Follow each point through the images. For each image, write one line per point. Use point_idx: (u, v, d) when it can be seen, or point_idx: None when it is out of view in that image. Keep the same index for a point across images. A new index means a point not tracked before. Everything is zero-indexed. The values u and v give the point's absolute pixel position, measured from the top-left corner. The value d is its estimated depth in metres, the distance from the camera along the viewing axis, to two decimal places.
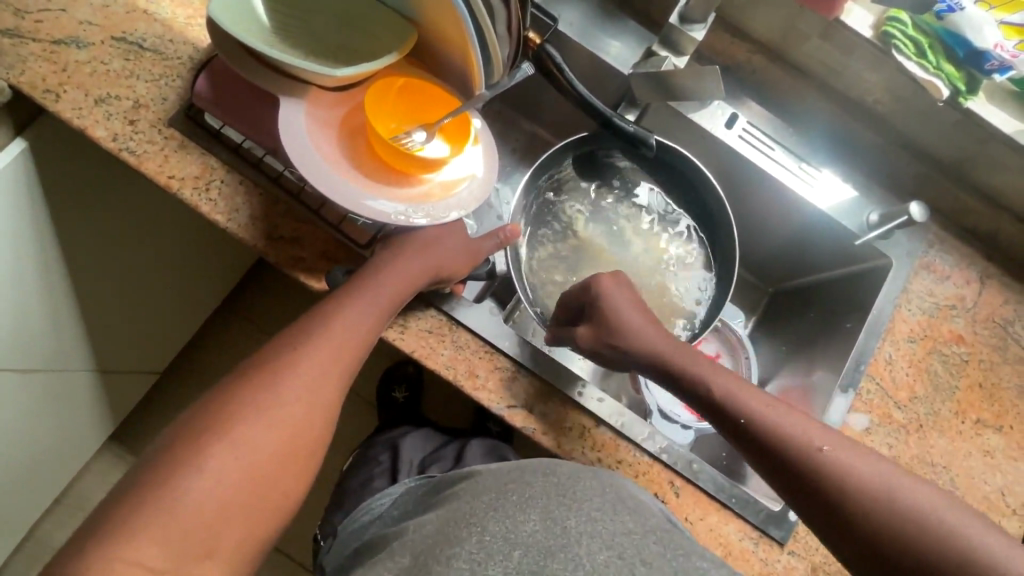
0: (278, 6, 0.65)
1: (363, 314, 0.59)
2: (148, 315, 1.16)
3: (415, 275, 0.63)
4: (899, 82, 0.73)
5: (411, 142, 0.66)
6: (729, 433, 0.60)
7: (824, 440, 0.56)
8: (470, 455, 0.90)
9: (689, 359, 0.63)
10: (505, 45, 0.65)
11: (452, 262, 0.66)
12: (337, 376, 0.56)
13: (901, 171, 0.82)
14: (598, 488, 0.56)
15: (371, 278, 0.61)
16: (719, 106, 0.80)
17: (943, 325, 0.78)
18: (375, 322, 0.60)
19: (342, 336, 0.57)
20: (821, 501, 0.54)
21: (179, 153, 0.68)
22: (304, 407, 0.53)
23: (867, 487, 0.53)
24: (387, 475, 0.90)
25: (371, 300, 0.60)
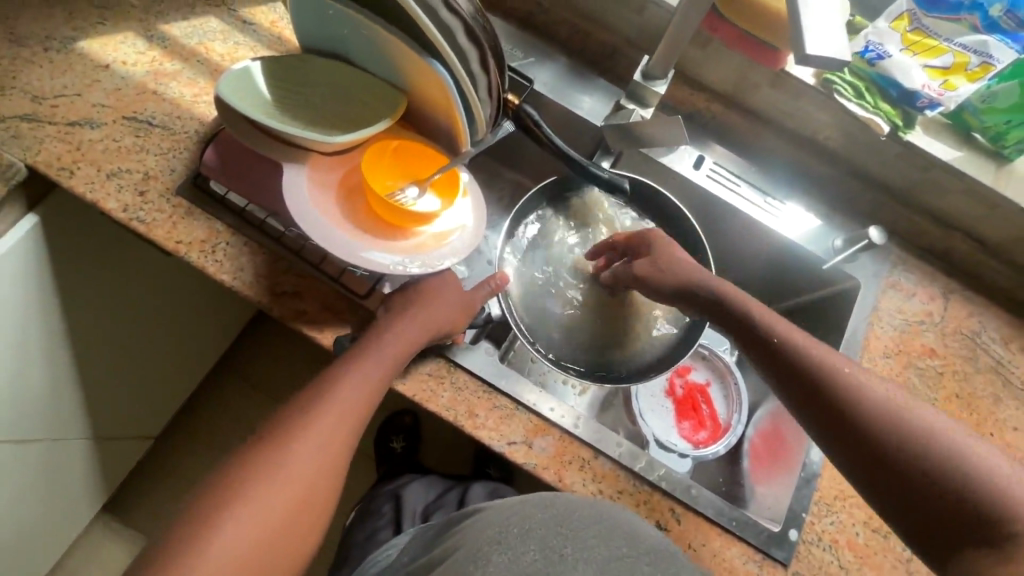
0: (279, 84, 0.72)
1: (367, 373, 0.61)
2: (149, 376, 1.17)
3: (411, 333, 0.65)
4: (845, 121, 0.80)
5: (405, 197, 0.71)
6: (755, 350, 0.64)
7: (848, 367, 0.59)
8: (471, 499, 0.91)
9: (733, 293, 0.69)
10: (488, 107, 0.72)
11: (451, 313, 0.69)
12: (343, 433, 0.58)
13: (858, 200, 0.88)
14: (593, 515, 0.57)
15: (375, 340, 0.64)
16: (686, 149, 0.87)
17: (915, 340, 0.83)
18: (381, 381, 0.62)
19: (350, 395, 0.59)
20: (830, 410, 0.57)
21: (186, 219, 0.72)
22: (317, 466, 0.55)
23: (877, 403, 0.55)
24: (392, 524, 0.89)
25: (378, 359, 0.63)
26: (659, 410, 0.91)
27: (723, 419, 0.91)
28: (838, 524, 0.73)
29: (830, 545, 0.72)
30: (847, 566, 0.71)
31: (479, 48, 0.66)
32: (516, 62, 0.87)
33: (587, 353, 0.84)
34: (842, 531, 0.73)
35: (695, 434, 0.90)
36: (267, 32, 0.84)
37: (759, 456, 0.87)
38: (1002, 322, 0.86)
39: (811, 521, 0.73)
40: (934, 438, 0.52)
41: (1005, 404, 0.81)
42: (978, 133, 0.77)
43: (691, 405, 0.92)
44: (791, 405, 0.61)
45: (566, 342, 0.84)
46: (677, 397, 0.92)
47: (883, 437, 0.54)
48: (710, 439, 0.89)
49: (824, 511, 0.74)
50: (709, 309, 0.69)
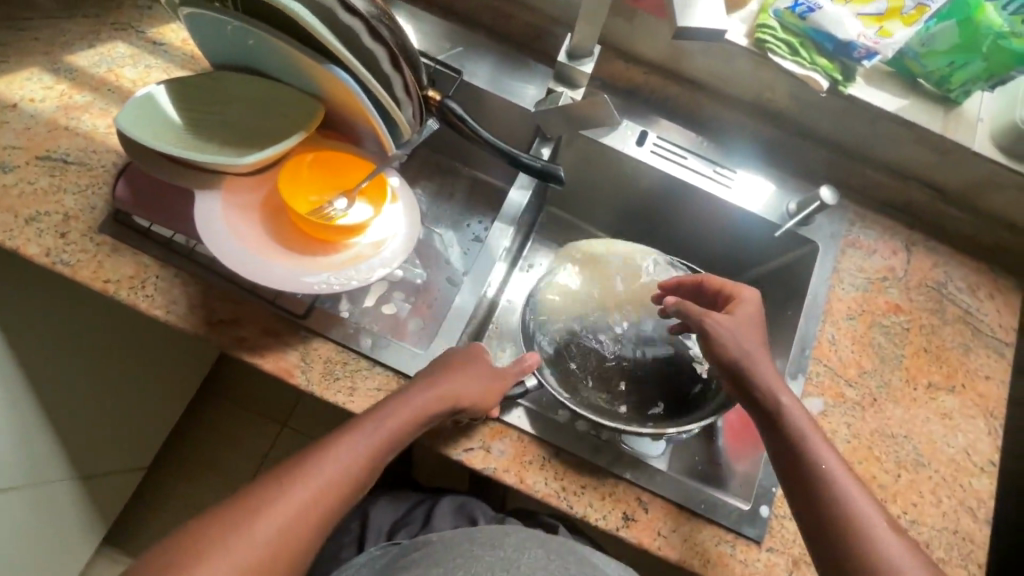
0: (184, 107, 0.68)
1: (376, 437, 0.62)
2: (126, 412, 1.17)
3: (433, 410, 0.64)
4: (784, 81, 0.77)
5: (334, 210, 0.69)
6: (771, 438, 0.63)
7: (860, 499, 0.59)
8: (438, 519, 0.80)
9: (777, 389, 0.63)
10: (407, 105, 0.69)
11: (471, 389, 0.66)
12: (338, 486, 0.59)
13: (811, 160, 0.85)
14: (541, 558, 0.60)
15: (387, 408, 0.63)
16: (628, 126, 0.83)
17: (879, 297, 0.81)
18: (391, 446, 0.62)
19: (347, 458, 0.60)
20: (825, 533, 0.58)
21: (112, 256, 0.70)
22: (305, 514, 0.56)
23: (871, 546, 0.56)
24: (355, 544, 0.82)
25: (390, 429, 0.62)
26: None
27: None
28: None
29: None
30: None
31: (386, 48, 0.63)
32: (442, 54, 0.84)
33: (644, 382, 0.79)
34: None
35: None
36: (179, 51, 0.81)
37: (733, 430, 0.85)
38: (968, 269, 0.84)
39: (782, 494, 0.72)
40: (896, 570, 0.56)
41: (976, 353, 0.80)
42: (923, 79, 0.75)
43: None
44: (788, 498, 0.61)
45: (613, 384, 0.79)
46: None
47: (861, 559, 0.56)
48: None
49: None
50: (734, 389, 0.65)
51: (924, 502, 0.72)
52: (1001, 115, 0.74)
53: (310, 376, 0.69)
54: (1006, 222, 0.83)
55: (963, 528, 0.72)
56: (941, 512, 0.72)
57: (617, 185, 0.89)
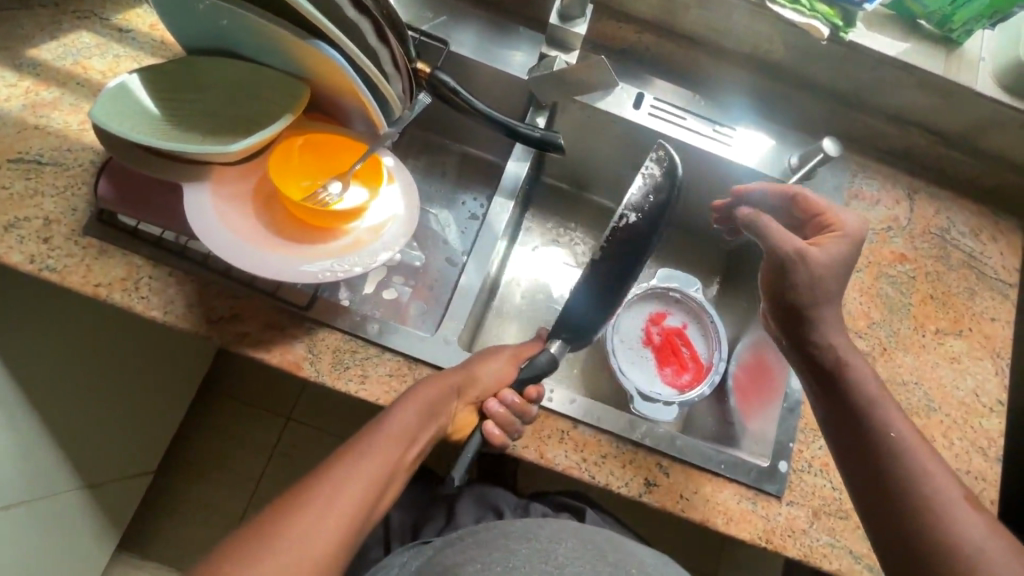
0: (162, 97, 0.65)
1: (388, 436, 0.60)
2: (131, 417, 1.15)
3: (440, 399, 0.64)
4: (783, 30, 0.75)
5: (328, 195, 0.67)
6: (829, 399, 0.61)
7: (926, 461, 0.56)
8: (462, 513, 0.79)
9: (842, 346, 0.62)
10: (397, 81, 0.66)
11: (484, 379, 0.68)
12: (358, 491, 0.56)
13: (812, 112, 0.83)
14: (575, 551, 0.60)
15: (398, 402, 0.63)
16: (624, 89, 0.81)
17: (884, 248, 0.81)
18: (407, 442, 0.61)
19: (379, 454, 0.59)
20: (877, 485, 0.57)
21: (101, 259, 0.67)
22: (330, 523, 0.53)
23: (931, 501, 0.54)
24: (381, 544, 0.80)
25: (404, 423, 0.61)
26: (640, 362, 0.89)
27: (705, 359, 0.89)
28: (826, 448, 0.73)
29: (821, 469, 0.72)
30: (840, 486, 0.71)
31: (371, 19, 0.60)
32: (426, 24, 0.80)
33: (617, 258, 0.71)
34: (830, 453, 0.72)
35: (679, 379, 0.88)
36: (148, 38, 0.77)
37: (745, 391, 0.85)
38: (971, 213, 0.83)
39: (799, 449, 0.72)
40: (966, 539, 0.53)
41: (981, 297, 0.80)
42: (924, 21, 0.74)
43: (674, 350, 0.90)
44: (845, 458, 0.60)
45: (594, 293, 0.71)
46: (656, 345, 0.90)
47: (924, 524, 0.54)
48: (694, 381, 0.87)
49: (811, 437, 0.73)
50: (795, 346, 0.63)
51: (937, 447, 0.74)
52: (1005, 52, 0.73)
53: (319, 367, 0.67)
54: (1008, 163, 0.82)
55: (975, 468, 0.73)
56: (953, 454, 0.73)
57: (613, 151, 0.87)
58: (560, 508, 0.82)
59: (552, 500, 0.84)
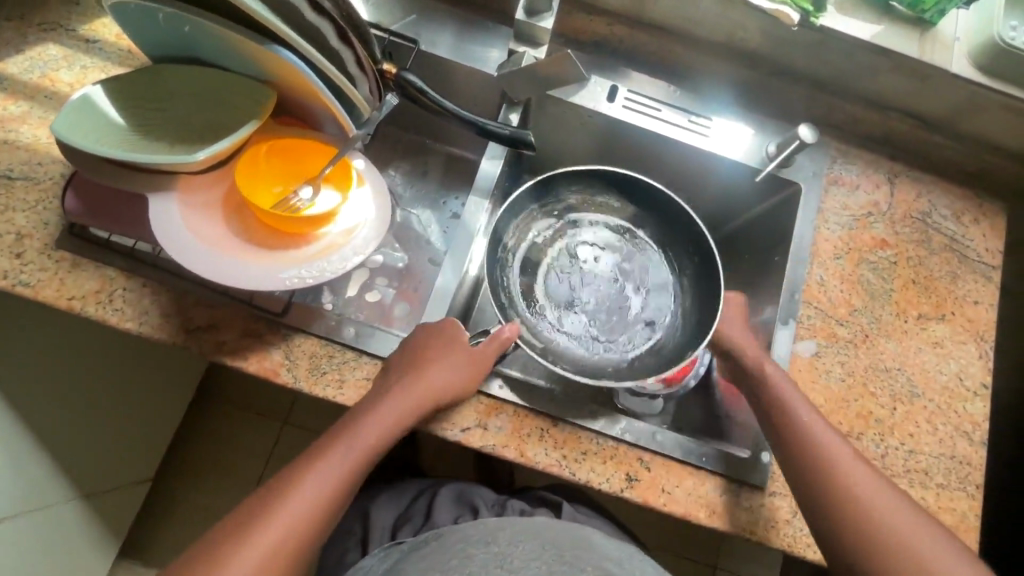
0: (126, 108, 0.65)
1: (360, 443, 0.61)
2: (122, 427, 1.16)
3: (414, 410, 0.63)
4: (754, 17, 0.74)
5: (299, 200, 0.66)
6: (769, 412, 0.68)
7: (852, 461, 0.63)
8: (439, 511, 0.78)
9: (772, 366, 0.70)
10: (363, 82, 0.66)
11: (455, 383, 0.65)
12: (332, 494, 0.59)
13: (787, 99, 0.83)
14: (533, 552, 0.61)
15: (371, 408, 0.63)
16: (598, 82, 0.80)
17: (864, 234, 0.80)
18: (381, 447, 0.62)
19: (349, 458, 0.61)
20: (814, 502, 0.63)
21: (74, 272, 0.67)
22: (306, 526, 0.58)
23: (865, 499, 0.61)
24: (359, 545, 0.80)
25: (377, 430, 0.62)
26: None
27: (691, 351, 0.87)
28: None
29: None
30: None
31: (332, 21, 0.59)
32: (396, 24, 0.80)
33: (636, 304, 0.83)
34: None
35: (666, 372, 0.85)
36: (115, 47, 0.76)
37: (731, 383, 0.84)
38: (952, 196, 0.83)
39: None
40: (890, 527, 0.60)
41: (964, 280, 0.80)
42: (897, 2, 0.72)
43: None
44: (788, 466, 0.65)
45: (614, 336, 0.81)
46: None
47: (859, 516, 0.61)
48: (681, 374, 0.84)
49: None
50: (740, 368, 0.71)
51: (921, 433, 0.74)
52: (978, 32, 0.71)
53: (296, 373, 0.67)
54: (989, 144, 0.81)
55: (959, 453, 0.73)
56: (937, 440, 0.73)
57: (591, 145, 0.87)
58: (538, 503, 0.82)
59: (530, 497, 0.84)
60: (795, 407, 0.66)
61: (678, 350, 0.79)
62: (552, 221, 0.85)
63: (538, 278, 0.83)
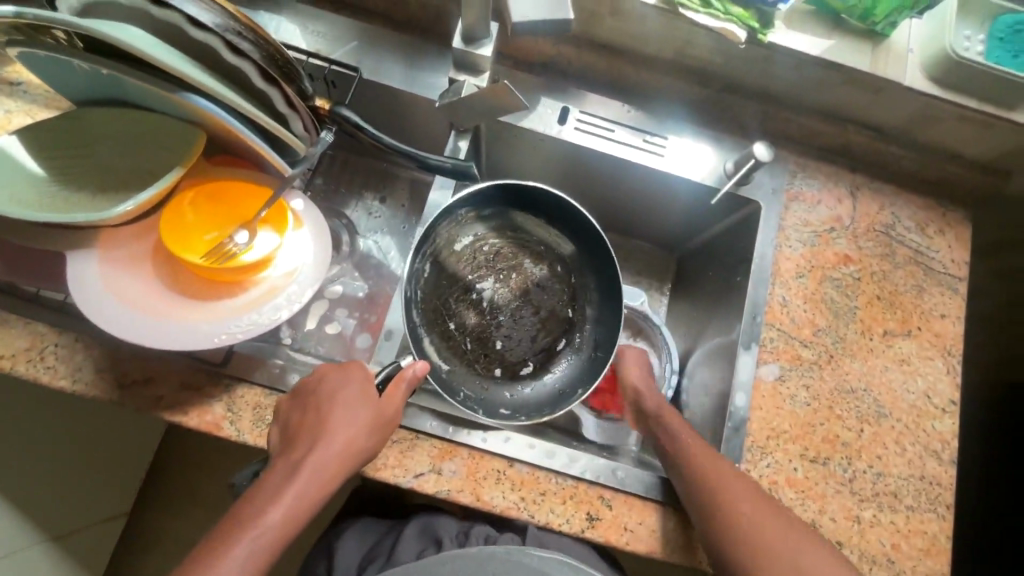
0: (46, 160, 0.62)
1: (268, 530, 0.55)
2: (108, 478, 1.13)
3: (319, 477, 0.58)
4: (702, 35, 0.71)
5: (234, 245, 0.62)
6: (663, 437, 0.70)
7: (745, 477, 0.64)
8: (403, 549, 0.73)
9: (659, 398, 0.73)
10: (296, 120, 0.63)
11: (363, 441, 0.60)
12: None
13: (742, 115, 0.81)
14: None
15: (274, 484, 0.57)
16: (548, 105, 0.78)
17: (827, 250, 0.78)
18: (292, 530, 0.57)
19: (259, 538, 0.55)
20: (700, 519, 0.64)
21: (2, 330, 0.64)
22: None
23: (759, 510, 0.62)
24: None
25: (286, 511, 0.56)
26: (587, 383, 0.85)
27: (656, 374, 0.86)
28: (774, 465, 0.70)
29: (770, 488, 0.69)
30: (790, 504, 0.68)
31: (252, 63, 0.56)
32: (337, 51, 0.77)
33: (543, 330, 0.76)
34: (779, 471, 0.70)
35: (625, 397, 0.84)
36: (40, 89, 0.73)
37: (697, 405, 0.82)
38: (916, 206, 0.81)
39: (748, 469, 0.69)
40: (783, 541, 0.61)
41: (930, 293, 0.78)
42: (847, 15, 0.70)
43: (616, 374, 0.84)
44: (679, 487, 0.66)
45: (514, 360, 0.75)
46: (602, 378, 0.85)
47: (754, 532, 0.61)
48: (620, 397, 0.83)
49: (759, 455, 0.70)
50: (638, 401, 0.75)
51: (889, 454, 0.72)
52: (931, 43, 0.69)
53: (239, 426, 0.65)
54: (950, 153, 0.79)
55: (929, 473, 0.72)
56: (906, 460, 0.72)
57: (546, 168, 0.84)
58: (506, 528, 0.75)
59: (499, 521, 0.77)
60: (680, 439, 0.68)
61: (568, 385, 0.72)
62: (483, 230, 0.75)
63: (451, 288, 0.76)
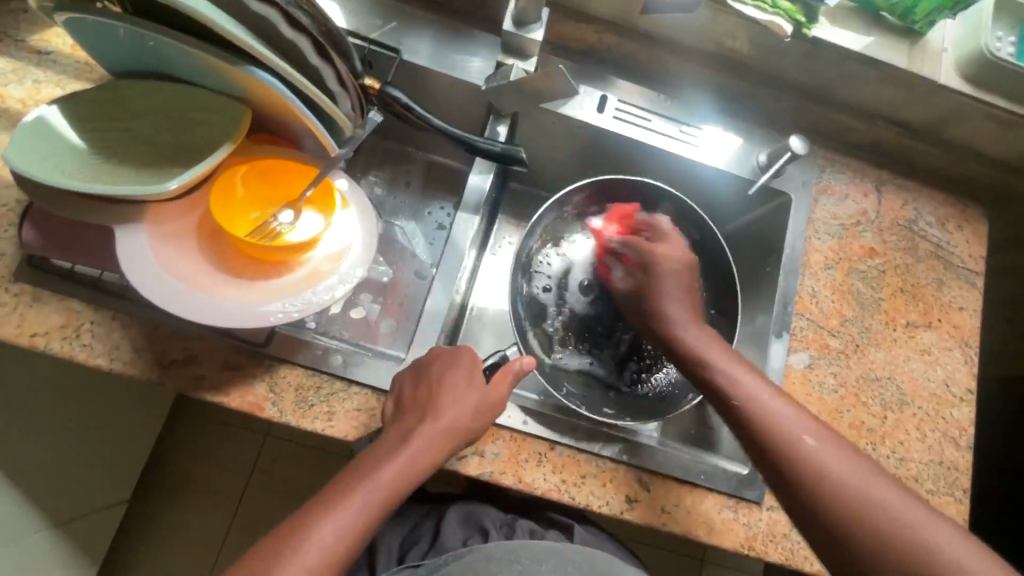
0: (89, 132, 0.60)
1: (375, 493, 0.57)
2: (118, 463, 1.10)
3: (430, 453, 0.60)
4: (746, 28, 0.72)
5: (279, 225, 0.63)
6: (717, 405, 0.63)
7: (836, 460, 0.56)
8: (447, 535, 0.72)
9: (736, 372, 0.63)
10: (345, 100, 0.62)
11: (467, 424, 0.62)
12: (353, 542, 0.56)
13: (774, 108, 0.82)
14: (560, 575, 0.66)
15: (388, 452, 0.59)
16: (586, 92, 0.78)
17: (854, 243, 0.80)
18: (400, 494, 0.59)
19: (367, 498, 0.57)
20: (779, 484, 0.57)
21: (36, 306, 0.62)
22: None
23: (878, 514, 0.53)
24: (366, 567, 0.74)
25: (391, 477, 0.58)
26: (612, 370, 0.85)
27: None
28: None
29: None
30: None
31: (310, 38, 0.54)
32: (375, 32, 0.76)
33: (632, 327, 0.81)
34: None
35: None
36: (70, 60, 0.70)
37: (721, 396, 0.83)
38: (937, 203, 0.83)
39: None
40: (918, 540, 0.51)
41: (949, 287, 0.81)
42: (886, 13, 0.72)
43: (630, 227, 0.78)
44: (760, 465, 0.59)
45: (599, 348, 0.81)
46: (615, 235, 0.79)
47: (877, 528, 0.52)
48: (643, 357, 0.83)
49: None
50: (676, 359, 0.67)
51: (911, 440, 0.75)
52: (964, 44, 0.72)
53: (282, 407, 0.64)
54: (972, 152, 0.82)
55: (948, 458, 0.74)
56: (926, 446, 0.74)
57: (578, 155, 0.85)
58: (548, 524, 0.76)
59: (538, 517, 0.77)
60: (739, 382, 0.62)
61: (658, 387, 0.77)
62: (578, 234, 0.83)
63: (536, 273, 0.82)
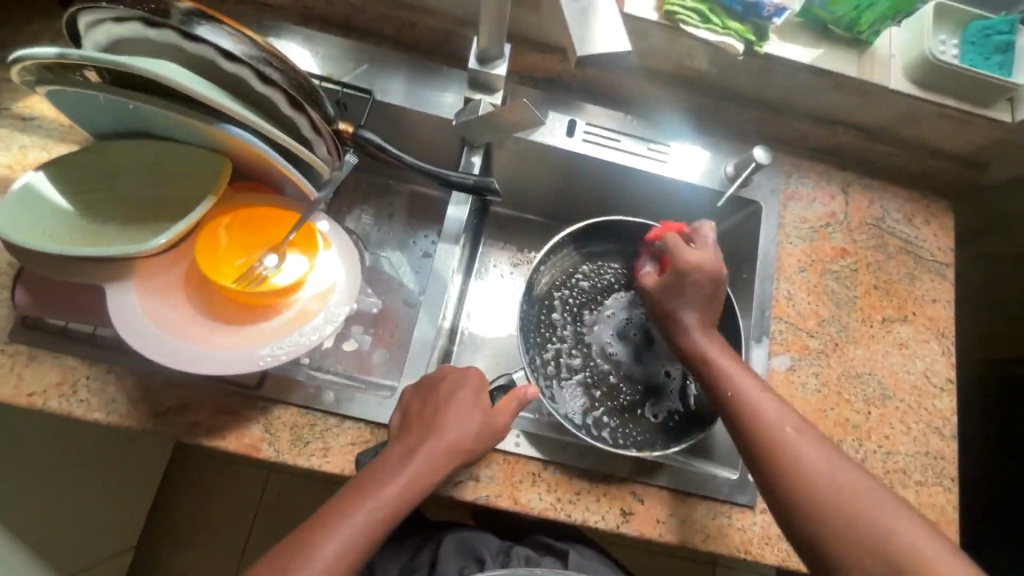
0: (76, 195, 0.62)
1: (380, 506, 0.58)
2: None
3: (429, 469, 0.61)
4: (701, 49, 0.76)
5: (265, 269, 0.65)
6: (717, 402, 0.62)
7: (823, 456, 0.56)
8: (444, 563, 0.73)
9: (734, 369, 0.62)
10: (320, 143, 0.64)
11: (467, 434, 0.63)
12: (354, 558, 0.56)
13: (738, 121, 0.85)
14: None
15: (391, 466, 0.60)
16: (555, 119, 0.81)
17: (825, 245, 0.83)
18: (405, 508, 0.59)
19: (370, 508, 0.58)
20: (759, 473, 0.58)
21: (31, 365, 0.64)
22: None
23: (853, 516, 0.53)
24: None
25: (394, 492, 0.59)
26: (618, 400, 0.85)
27: None
28: None
29: None
30: None
31: (280, 91, 0.57)
32: (348, 75, 0.79)
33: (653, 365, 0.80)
34: None
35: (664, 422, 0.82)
36: (55, 124, 0.73)
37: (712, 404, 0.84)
38: (903, 199, 0.86)
39: None
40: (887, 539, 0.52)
41: (921, 280, 0.83)
42: (833, 26, 0.75)
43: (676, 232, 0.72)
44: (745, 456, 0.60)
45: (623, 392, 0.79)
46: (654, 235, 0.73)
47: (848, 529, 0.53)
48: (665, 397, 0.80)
49: None
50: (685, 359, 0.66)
51: (895, 433, 0.76)
52: (910, 49, 0.75)
53: (277, 446, 0.65)
54: (930, 150, 0.85)
55: (933, 448, 0.76)
56: (911, 438, 0.76)
57: (553, 178, 0.87)
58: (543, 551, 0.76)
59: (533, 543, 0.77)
60: (742, 382, 0.61)
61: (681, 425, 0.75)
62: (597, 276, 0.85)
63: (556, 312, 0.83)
